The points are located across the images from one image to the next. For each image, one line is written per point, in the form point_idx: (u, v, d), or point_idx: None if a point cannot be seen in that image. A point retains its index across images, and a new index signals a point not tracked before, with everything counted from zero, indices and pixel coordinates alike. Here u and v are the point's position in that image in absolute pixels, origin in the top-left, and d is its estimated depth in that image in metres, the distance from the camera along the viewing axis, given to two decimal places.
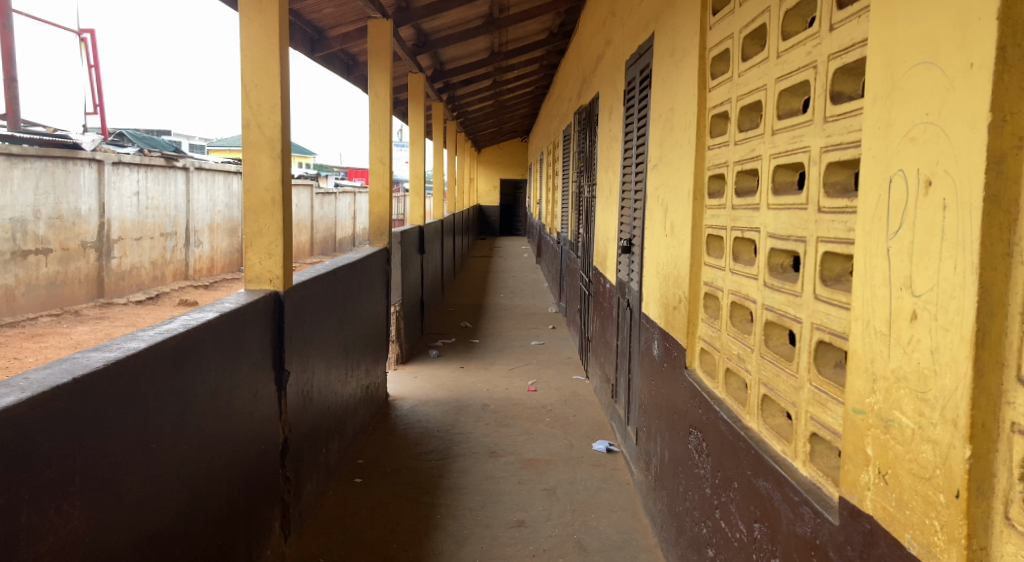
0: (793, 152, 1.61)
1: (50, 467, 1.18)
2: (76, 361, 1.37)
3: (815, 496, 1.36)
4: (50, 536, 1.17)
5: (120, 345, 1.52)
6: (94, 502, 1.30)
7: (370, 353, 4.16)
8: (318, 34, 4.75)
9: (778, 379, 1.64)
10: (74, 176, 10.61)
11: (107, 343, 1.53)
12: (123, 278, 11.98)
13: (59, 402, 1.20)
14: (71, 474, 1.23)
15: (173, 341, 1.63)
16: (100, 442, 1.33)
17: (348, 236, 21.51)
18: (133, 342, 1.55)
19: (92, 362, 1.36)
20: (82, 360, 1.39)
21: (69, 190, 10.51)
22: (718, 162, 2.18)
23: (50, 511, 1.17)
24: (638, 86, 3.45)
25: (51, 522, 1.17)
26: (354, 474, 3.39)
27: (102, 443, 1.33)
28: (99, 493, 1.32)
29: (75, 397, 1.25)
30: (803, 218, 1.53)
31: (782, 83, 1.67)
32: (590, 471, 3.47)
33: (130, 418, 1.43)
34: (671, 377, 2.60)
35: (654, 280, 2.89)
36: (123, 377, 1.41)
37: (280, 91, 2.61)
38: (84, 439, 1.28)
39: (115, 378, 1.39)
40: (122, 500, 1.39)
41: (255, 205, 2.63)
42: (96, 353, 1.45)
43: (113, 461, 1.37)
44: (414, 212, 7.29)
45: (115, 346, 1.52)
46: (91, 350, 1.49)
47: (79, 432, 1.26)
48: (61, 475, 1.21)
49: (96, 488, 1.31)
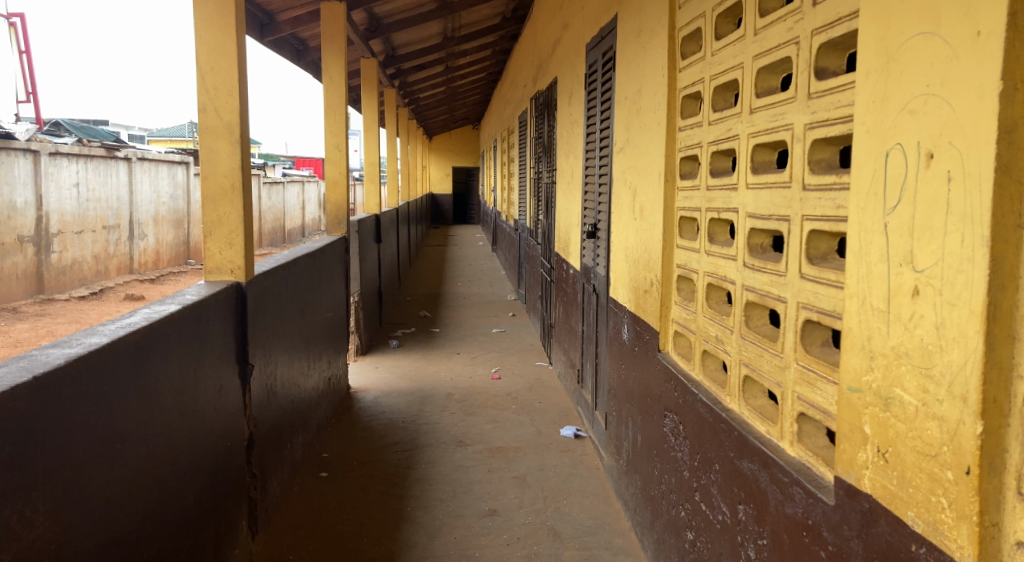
0: (774, 131, 1.58)
1: (10, 471, 1.04)
2: (34, 359, 1.22)
3: (806, 476, 1.34)
4: (15, 544, 1.03)
5: (80, 340, 1.38)
6: (58, 508, 1.16)
7: (332, 343, 4.01)
8: (268, 17, 4.54)
9: (761, 360, 1.63)
10: (7, 167, 9.82)
11: (65, 339, 1.38)
12: (63, 273, 11.22)
13: (18, 403, 1.06)
14: (33, 478, 1.09)
15: (137, 336, 1.48)
16: (64, 444, 1.19)
17: (298, 226, 20.87)
18: (93, 337, 1.41)
19: (52, 359, 1.22)
20: (40, 357, 1.24)
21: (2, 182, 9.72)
22: (690, 144, 2.15)
23: (13, 518, 1.03)
24: (602, 70, 3.41)
25: (14, 529, 1.03)
26: (319, 469, 3.25)
27: (65, 447, 1.20)
28: (64, 497, 1.19)
29: (37, 398, 1.11)
30: (786, 197, 1.51)
31: (761, 61, 1.64)
32: (559, 457, 3.44)
33: (94, 418, 1.30)
34: (643, 359, 2.58)
35: (623, 265, 2.87)
36: (86, 375, 1.27)
37: (238, 73, 2.43)
38: (45, 442, 1.13)
39: (79, 376, 1.25)
40: (89, 505, 1.26)
41: (212, 193, 2.44)
42: (53, 349, 1.30)
43: (75, 467, 1.23)
44: (371, 201, 7.08)
45: (74, 342, 1.37)
46: (47, 347, 1.33)
47: (40, 436, 1.12)
48: (24, 480, 1.07)
49: (61, 492, 1.18)
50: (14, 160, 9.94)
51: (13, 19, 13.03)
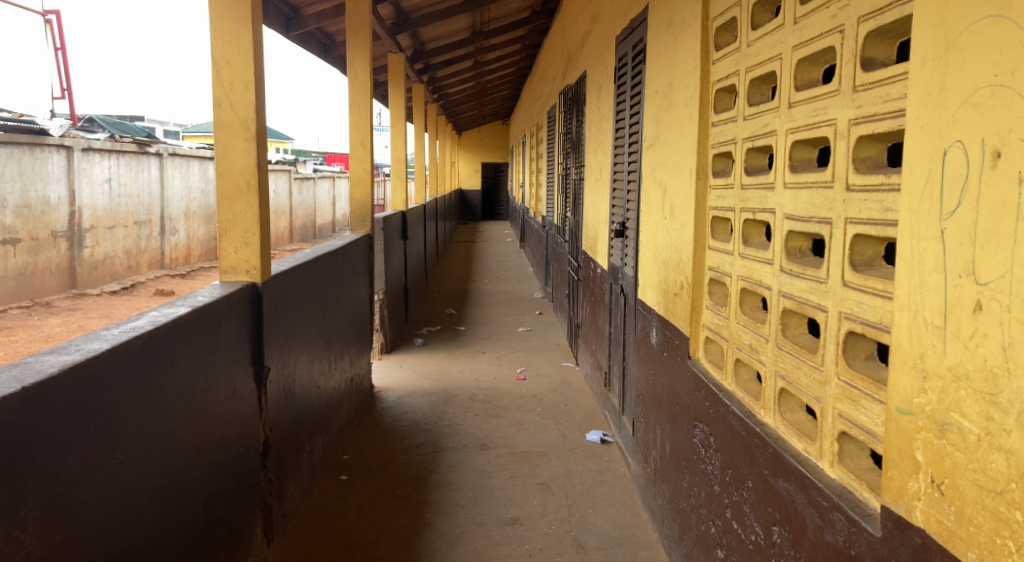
0: (814, 127, 1.46)
1: None
2: (27, 367, 1.19)
3: (848, 502, 1.24)
4: None
5: (79, 346, 1.35)
6: (49, 525, 1.13)
7: (355, 343, 3.99)
8: (294, 12, 4.53)
9: (798, 372, 1.52)
10: (41, 162, 10.00)
11: (65, 344, 1.36)
12: (96, 268, 11.44)
13: (3, 418, 1.02)
14: (21, 496, 1.06)
15: (140, 341, 1.46)
16: (57, 457, 1.16)
17: (328, 222, 21.13)
18: (94, 342, 1.39)
19: (46, 368, 1.19)
20: (32, 366, 1.21)
21: (35, 177, 9.87)
22: (724, 139, 2.03)
23: None
24: (631, 63, 3.29)
25: None
26: (339, 471, 3.24)
27: (57, 460, 1.16)
28: (56, 512, 1.15)
29: (26, 410, 1.08)
30: (827, 198, 1.39)
31: (800, 52, 1.52)
32: (585, 463, 3.36)
33: (91, 428, 1.27)
34: (671, 365, 2.49)
35: (652, 266, 2.77)
36: (80, 384, 1.24)
37: (254, 68, 2.39)
38: (35, 457, 1.10)
39: (73, 385, 1.22)
40: (84, 519, 1.23)
41: (228, 191, 2.42)
42: (49, 357, 1.27)
43: (68, 480, 1.20)
44: (397, 197, 7.05)
45: (73, 347, 1.34)
46: (45, 353, 1.31)
47: (30, 450, 1.09)
48: (11, 498, 1.03)
49: (53, 507, 1.14)
50: (48, 155, 10.15)
51: (49, 16, 13.28)
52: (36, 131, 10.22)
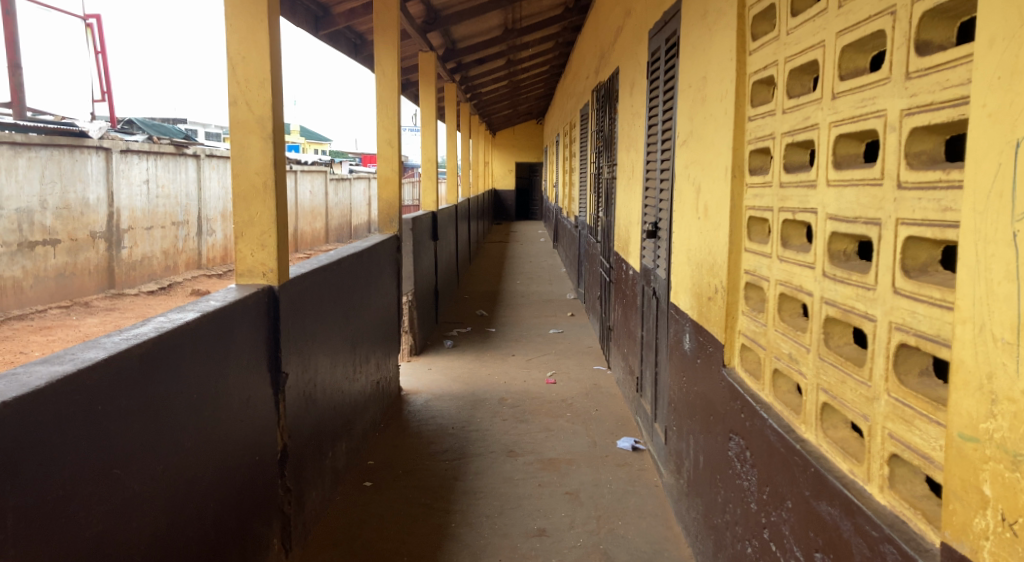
0: (860, 119, 1.33)
1: None
2: (16, 378, 1.19)
3: (900, 533, 1.11)
4: None
5: (74, 356, 1.36)
6: (35, 545, 1.11)
7: (381, 346, 3.98)
8: (322, 11, 4.55)
9: (843, 387, 1.40)
10: (81, 164, 10.47)
11: (59, 355, 1.36)
12: (134, 268, 11.91)
13: None
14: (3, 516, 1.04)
15: (141, 349, 1.47)
16: (45, 473, 1.15)
17: (363, 223, 21.40)
18: (90, 352, 1.39)
19: (34, 379, 1.18)
20: (22, 376, 1.20)
21: (76, 179, 10.40)
22: (761, 135, 1.90)
23: None
24: (664, 57, 3.17)
25: None
26: (363, 477, 3.22)
27: (47, 475, 1.15)
28: (44, 531, 1.14)
29: (10, 425, 1.07)
30: (876, 196, 1.26)
31: (844, 38, 1.39)
32: (615, 472, 3.25)
33: (88, 440, 1.28)
34: (705, 373, 2.37)
35: (685, 268, 2.65)
36: (73, 394, 1.24)
37: (270, 66, 2.38)
38: (20, 475, 1.09)
39: (65, 395, 1.22)
40: (76, 536, 1.22)
41: (245, 191, 2.41)
42: (41, 367, 1.27)
43: (60, 494, 1.19)
44: (427, 197, 7.05)
45: (67, 358, 1.35)
46: (39, 363, 1.31)
47: (15, 468, 1.07)
48: None
49: (40, 525, 1.13)
50: (86, 157, 10.58)
51: (90, 21, 13.71)
52: (76, 133, 10.55)
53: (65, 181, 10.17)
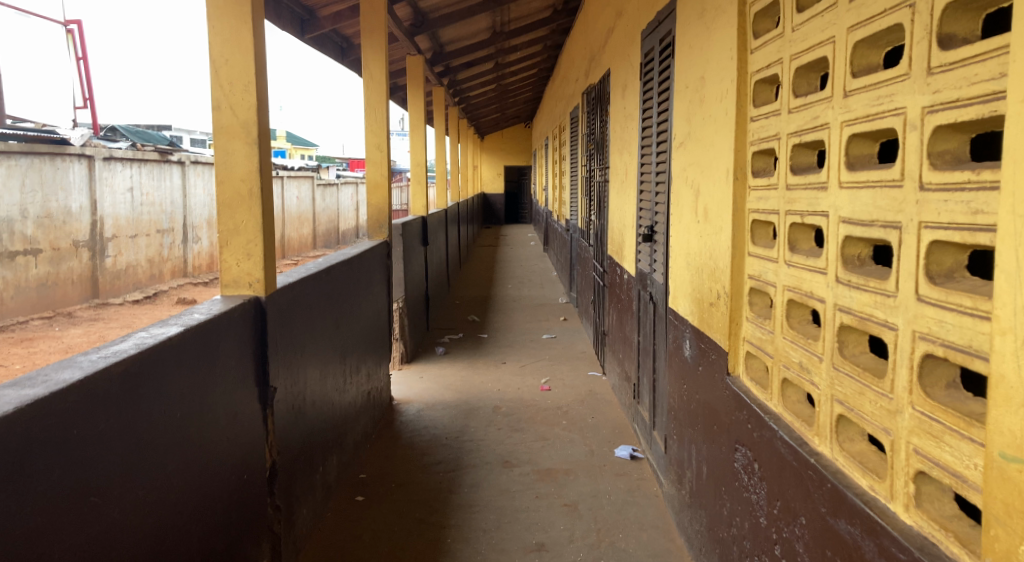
0: (875, 117, 1.26)
1: None
2: None
3: (931, 557, 1.05)
4: None
5: (48, 377, 1.26)
6: None
7: (372, 355, 3.88)
8: (308, 14, 4.45)
9: (861, 399, 1.33)
10: (62, 173, 10.29)
11: (31, 376, 1.27)
12: (119, 277, 11.70)
13: None
14: None
15: (120, 368, 1.38)
16: (17, 507, 1.05)
17: (351, 228, 21.23)
18: (65, 372, 1.29)
19: (4, 405, 1.09)
20: None
21: (57, 187, 10.20)
22: (765, 135, 1.84)
23: None
24: (658, 57, 3.11)
25: None
26: (355, 491, 3.12)
27: (19, 509, 1.06)
28: None
29: None
30: (895, 199, 1.20)
31: (855, 33, 1.32)
32: (614, 482, 3.18)
33: (63, 467, 1.18)
34: (707, 381, 2.31)
35: (684, 273, 2.59)
36: (47, 419, 1.15)
37: (255, 68, 2.29)
38: None
39: (37, 421, 1.12)
40: None
41: (230, 199, 2.31)
42: (11, 390, 1.17)
43: (34, 529, 1.09)
44: (416, 202, 6.96)
45: (40, 379, 1.25)
46: (9, 386, 1.21)
47: None
48: None
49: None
50: (68, 165, 10.40)
51: (71, 27, 13.47)
52: (57, 140, 10.35)
53: (46, 189, 9.98)
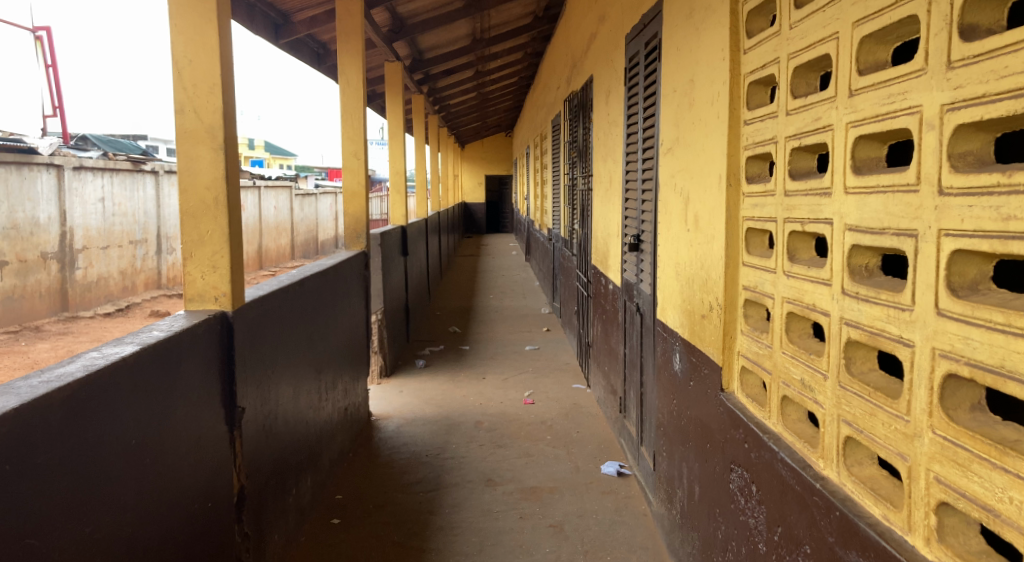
0: (885, 117, 1.17)
1: None
2: None
3: None
4: None
5: None
6: None
7: (349, 370, 3.72)
8: (284, 18, 4.31)
9: (872, 420, 1.23)
10: (29, 182, 9.95)
11: None
12: (89, 289, 11.30)
13: None
14: None
15: (65, 392, 1.22)
16: None
17: (330, 238, 20.94)
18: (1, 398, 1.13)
19: None
20: None
21: (24, 198, 9.80)
22: (761, 139, 1.76)
23: None
24: (644, 62, 3.04)
25: None
26: (330, 514, 2.95)
27: None
28: None
29: None
30: (909, 205, 1.11)
31: (861, 29, 1.23)
32: (601, 500, 3.06)
33: None
34: (699, 396, 2.20)
35: (674, 284, 2.49)
36: None
37: (221, 68, 2.15)
38: None
39: None
40: None
41: (193, 208, 2.16)
42: None
43: None
44: (396, 212, 6.82)
45: None
46: None
47: None
48: None
49: None
50: (35, 175, 10.08)
51: (39, 33, 13.11)
52: (24, 149, 10.02)
53: (14, 199, 9.55)
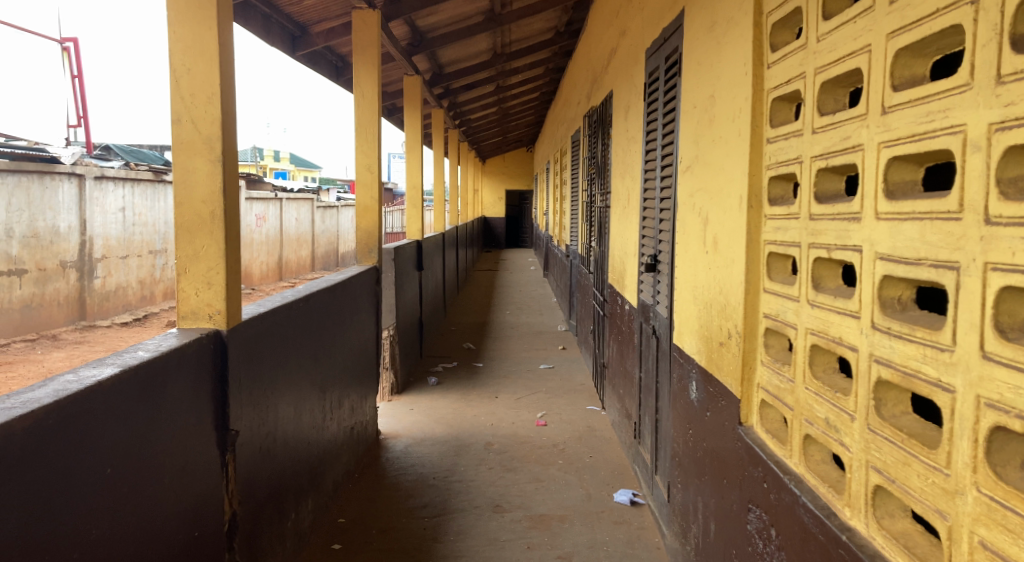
0: (922, 137, 1.07)
1: None
2: None
3: None
4: None
5: None
6: None
7: (356, 388, 3.66)
8: (300, 31, 4.34)
9: (906, 470, 1.11)
10: (51, 192, 10.19)
11: None
12: (108, 299, 11.48)
13: None
14: None
15: (29, 420, 1.16)
16: None
17: (350, 250, 21.07)
18: None
19: None
20: None
21: (46, 207, 10.07)
22: (784, 158, 1.65)
23: None
24: (663, 77, 2.96)
25: None
26: (332, 539, 2.86)
27: None
28: None
29: None
30: (950, 235, 1.00)
31: (895, 41, 1.14)
32: (612, 531, 2.92)
33: None
34: (716, 429, 2.08)
35: (691, 308, 2.38)
36: None
37: (220, 78, 2.12)
38: None
39: None
40: None
41: (189, 221, 2.12)
42: None
43: None
44: (412, 226, 6.79)
45: None
46: None
47: None
48: None
49: None
50: (58, 184, 10.31)
51: (68, 45, 13.47)
52: (48, 159, 10.37)
53: (34, 209, 9.84)
